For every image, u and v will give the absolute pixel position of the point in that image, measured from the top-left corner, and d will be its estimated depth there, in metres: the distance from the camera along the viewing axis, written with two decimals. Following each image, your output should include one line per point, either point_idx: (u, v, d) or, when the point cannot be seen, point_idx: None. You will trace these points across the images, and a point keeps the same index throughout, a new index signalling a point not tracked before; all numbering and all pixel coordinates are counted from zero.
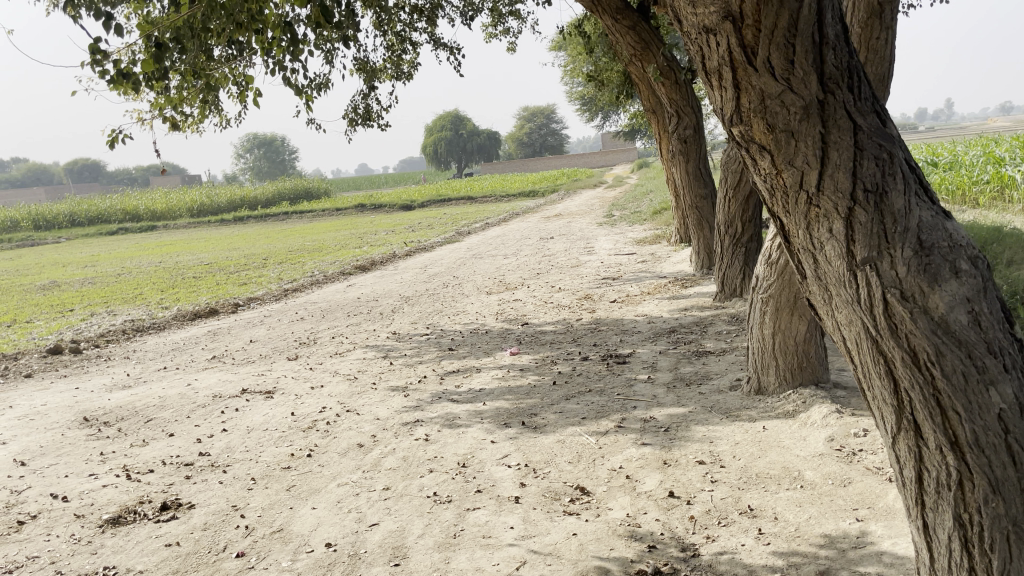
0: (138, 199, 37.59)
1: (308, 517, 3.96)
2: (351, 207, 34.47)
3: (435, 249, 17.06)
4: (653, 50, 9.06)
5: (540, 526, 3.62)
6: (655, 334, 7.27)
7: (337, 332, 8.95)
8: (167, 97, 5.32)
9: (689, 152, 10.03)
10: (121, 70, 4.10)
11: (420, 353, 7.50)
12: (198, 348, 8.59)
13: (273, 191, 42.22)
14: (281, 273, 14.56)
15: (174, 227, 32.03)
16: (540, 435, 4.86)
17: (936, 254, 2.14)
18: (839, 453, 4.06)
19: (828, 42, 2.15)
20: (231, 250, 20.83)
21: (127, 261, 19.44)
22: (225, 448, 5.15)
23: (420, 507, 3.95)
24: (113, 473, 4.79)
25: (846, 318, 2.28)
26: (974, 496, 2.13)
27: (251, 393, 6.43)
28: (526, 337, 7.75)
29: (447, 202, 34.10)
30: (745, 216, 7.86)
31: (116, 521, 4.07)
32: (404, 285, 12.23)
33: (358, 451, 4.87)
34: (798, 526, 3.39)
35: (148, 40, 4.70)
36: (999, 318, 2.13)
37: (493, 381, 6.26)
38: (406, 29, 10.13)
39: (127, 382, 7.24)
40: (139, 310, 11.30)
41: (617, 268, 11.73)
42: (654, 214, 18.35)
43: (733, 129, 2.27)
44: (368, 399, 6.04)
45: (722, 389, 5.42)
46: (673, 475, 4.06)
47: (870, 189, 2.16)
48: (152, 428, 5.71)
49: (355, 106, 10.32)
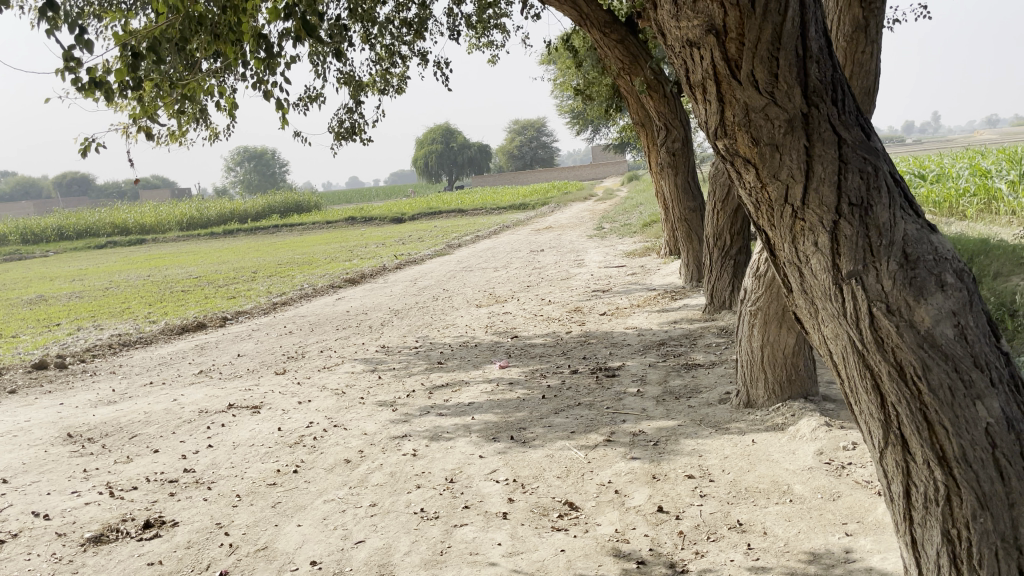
0: (127, 211, 37.42)
1: (293, 535, 3.91)
2: (340, 220, 34.41)
3: (425, 262, 17.04)
4: (642, 62, 9.11)
5: (528, 543, 3.59)
6: (645, 346, 7.25)
7: (326, 345, 8.89)
8: (146, 108, 5.29)
9: (677, 164, 10.02)
10: (95, 78, 4.06)
11: (408, 366, 7.46)
12: (185, 363, 8.52)
13: (263, 204, 42.13)
14: (270, 287, 14.49)
15: (164, 240, 31.86)
16: (528, 449, 4.82)
17: (922, 267, 2.13)
18: (828, 466, 4.05)
19: (812, 55, 2.14)
20: (220, 263, 20.74)
21: (116, 275, 19.35)
22: (210, 464, 5.10)
23: (407, 523, 3.91)
24: (96, 491, 4.72)
25: (832, 332, 2.26)
26: (962, 511, 2.10)
27: (238, 408, 6.37)
28: (515, 350, 7.72)
29: (438, 214, 34.12)
30: (733, 229, 7.88)
31: (98, 540, 4.01)
32: (394, 298, 12.19)
33: (345, 466, 4.83)
34: (788, 541, 3.37)
35: (126, 51, 4.67)
36: (985, 332, 2.12)
37: (482, 395, 6.22)
38: (394, 42, 10.13)
39: (112, 397, 7.17)
40: (126, 325, 11.21)
41: (607, 281, 11.71)
42: (644, 227, 18.42)
43: (717, 141, 2.26)
44: (355, 413, 5.99)
45: (711, 402, 5.40)
46: (662, 489, 4.03)
47: (855, 203, 2.16)
48: (136, 444, 5.65)
49: (340, 120, 10.30)
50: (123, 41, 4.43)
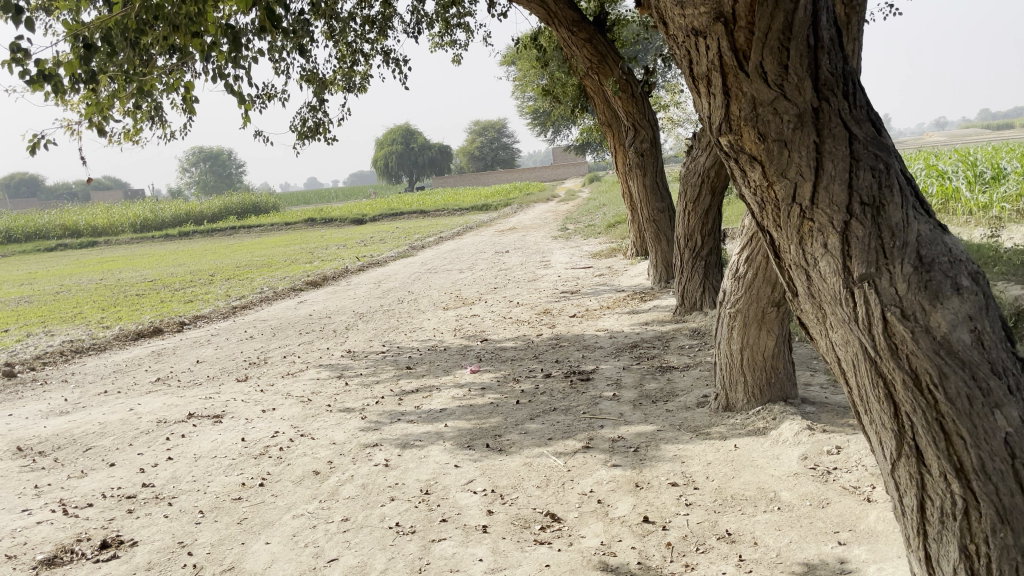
0: (79, 212, 36.52)
1: (262, 553, 3.71)
2: (299, 222, 33.84)
3: (389, 264, 16.80)
4: (610, 63, 9.01)
5: (511, 558, 3.43)
6: (618, 349, 7.14)
7: (288, 351, 8.63)
8: (100, 104, 5.04)
9: (646, 165, 9.91)
10: (44, 70, 3.82)
11: (376, 372, 7.26)
12: (142, 370, 8.21)
13: (220, 205, 41.32)
14: (229, 290, 14.09)
15: (117, 243, 30.98)
16: (505, 457, 4.67)
17: (937, 270, 2.02)
18: (814, 472, 3.97)
19: (823, 46, 2.05)
20: (175, 266, 20.17)
21: (66, 279, 18.72)
22: (171, 478, 4.85)
23: (382, 539, 3.73)
24: (48, 508, 4.45)
25: (841, 338, 2.16)
26: (980, 526, 1.98)
27: (198, 418, 6.11)
28: (486, 353, 7.57)
29: (399, 215, 33.77)
30: (704, 230, 7.76)
31: (50, 563, 3.75)
32: (359, 300, 11.95)
33: (315, 479, 4.62)
34: (779, 551, 3.27)
35: (77, 43, 4.42)
36: (1002, 337, 2.02)
37: (453, 400, 6.05)
38: (357, 40, 9.92)
39: (64, 408, 6.84)
40: (78, 330, 10.78)
41: (574, 283, 11.59)
42: (608, 228, 18.41)
43: (722, 138, 2.17)
44: (322, 422, 5.78)
45: (689, 406, 5.30)
46: (646, 498, 3.92)
47: (867, 202, 2.06)
48: (90, 458, 5.37)
49: (302, 119, 10.04)
50: (75, 32, 4.19)
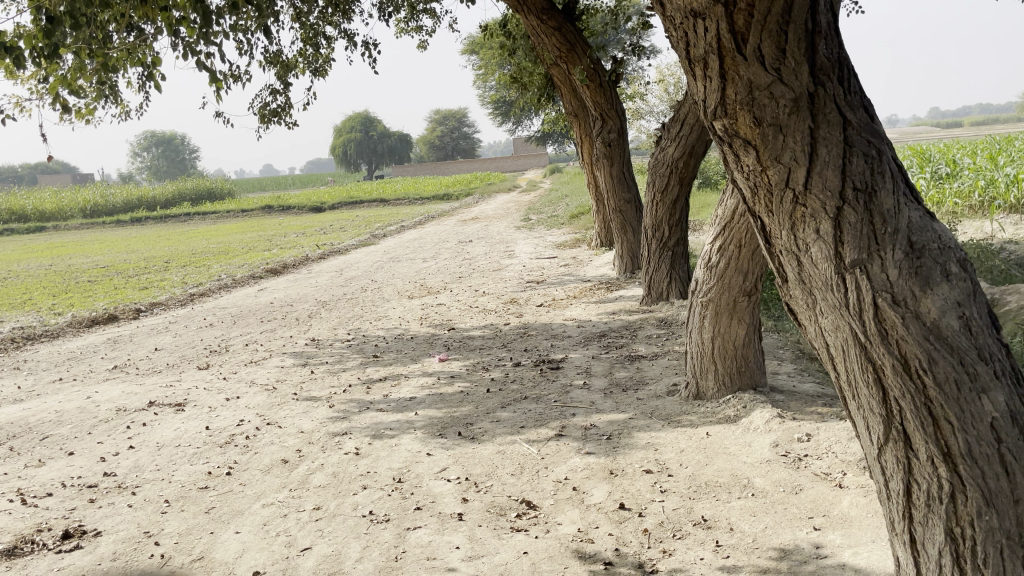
0: (27, 196, 35.44)
1: (231, 542, 3.63)
2: (257, 210, 33.24)
3: (350, 252, 16.62)
4: (579, 52, 8.99)
5: (487, 546, 3.41)
6: (586, 338, 7.15)
7: (250, 339, 8.47)
8: (61, 78, 4.87)
9: (613, 155, 9.88)
10: (5, 43, 3.68)
11: (342, 360, 7.16)
12: (98, 358, 7.99)
13: (174, 192, 40.46)
14: (184, 278, 13.73)
15: (66, 228, 30.16)
16: (478, 445, 4.65)
17: (927, 256, 2.04)
18: (785, 459, 4.01)
19: (820, 31, 2.08)
20: (127, 252, 19.71)
21: (14, 264, 18.16)
22: (133, 467, 4.73)
23: (355, 527, 3.68)
24: (5, 498, 4.30)
25: (832, 323, 2.16)
26: (966, 509, 2.00)
27: (159, 407, 5.96)
28: (453, 342, 7.52)
29: (359, 203, 33.43)
30: (671, 221, 7.76)
31: (10, 554, 3.63)
32: (321, 289, 11.78)
33: (284, 467, 4.54)
34: (755, 537, 3.30)
35: (38, 14, 4.25)
36: (989, 324, 2.04)
37: (422, 389, 6.00)
38: (320, 22, 9.76)
39: (18, 396, 6.63)
40: (29, 317, 10.46)
41: (540, 272, 11.59)
42: (572, 219, 18.43)
43: (716, 122, 2.16)
44: (289, 410, 5.68)
45: (660, 394, 5.33)
46: (621, 485, 3.92)
47: (859, 188, 2.07)
48: (47, 447, 5.20)
49: (264, 102, 9.85)
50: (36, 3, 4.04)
